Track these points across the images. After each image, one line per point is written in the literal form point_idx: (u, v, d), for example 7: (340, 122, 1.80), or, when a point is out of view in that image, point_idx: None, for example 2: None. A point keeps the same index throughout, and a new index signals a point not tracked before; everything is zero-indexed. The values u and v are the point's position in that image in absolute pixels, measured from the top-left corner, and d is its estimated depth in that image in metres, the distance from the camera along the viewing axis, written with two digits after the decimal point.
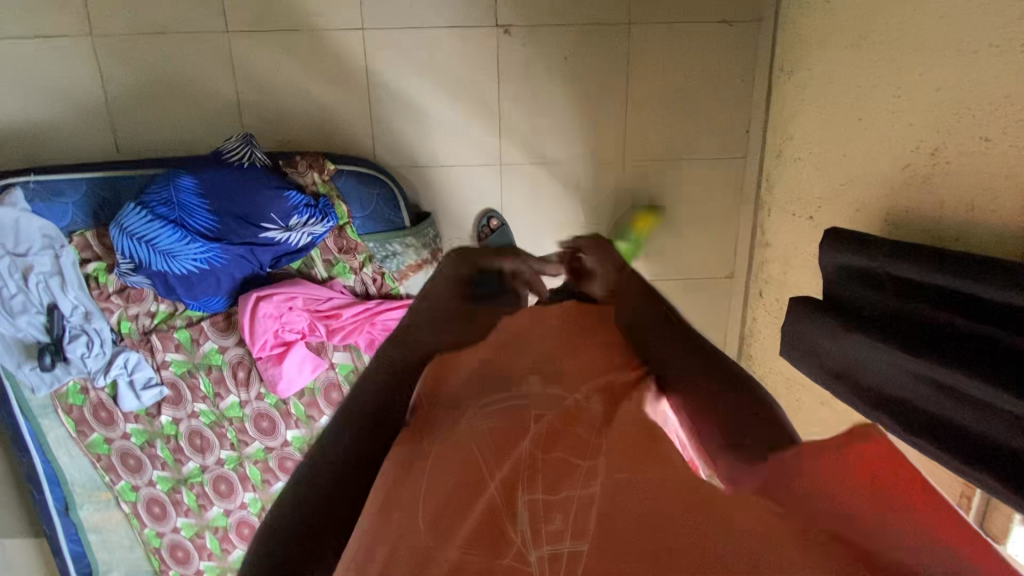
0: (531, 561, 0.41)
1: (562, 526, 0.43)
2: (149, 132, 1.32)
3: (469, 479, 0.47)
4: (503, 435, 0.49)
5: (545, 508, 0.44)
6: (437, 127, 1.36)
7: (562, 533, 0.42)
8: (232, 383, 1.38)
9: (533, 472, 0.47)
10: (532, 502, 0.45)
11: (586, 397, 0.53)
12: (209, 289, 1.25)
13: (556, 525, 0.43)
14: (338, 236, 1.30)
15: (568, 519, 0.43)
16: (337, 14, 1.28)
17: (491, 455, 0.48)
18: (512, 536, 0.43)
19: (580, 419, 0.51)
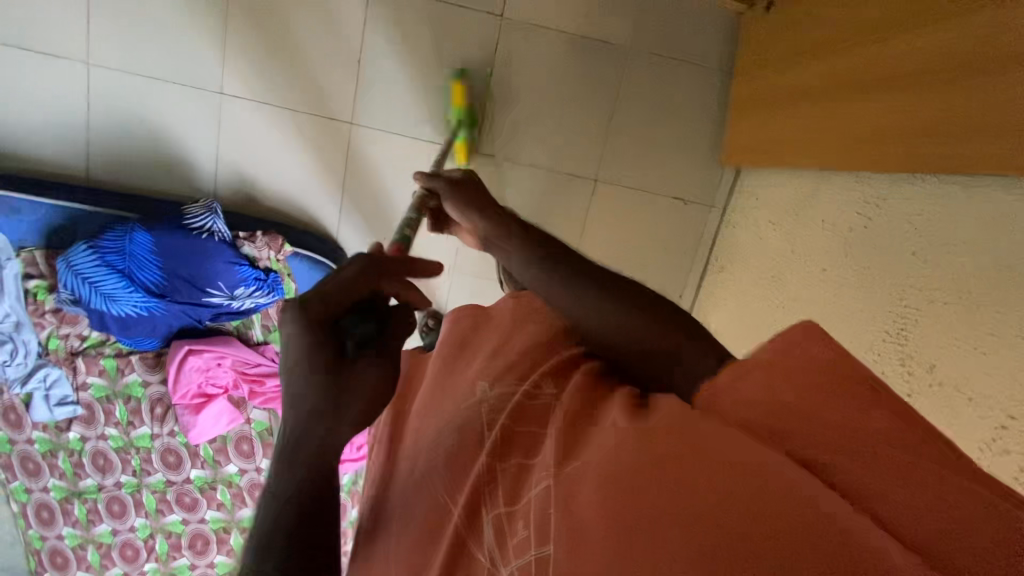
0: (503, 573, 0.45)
1: (524, 532, 0.45)
2: (122, 164, 1.36)
3: (445, 497, 0.54)
4: (461, 453, 0.55)
5: (510, 518, 0.48)
6: (401, 224, 1.44)
7: (524, 542, 0.44)
8: (147, 416, 1.42)
9: (493, 485, 0.51)
10: (496, 517, 0.49)
11: (536, 387, 0.57)
12: (144, 331, 1.30)
13: (521, 533, 0.45)
14: (281, 307, 1.37)
15: (530, 524, 0.45)
16: (329, 103, 1.35)
17: (450, 482, 0.54)
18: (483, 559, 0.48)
19: (528, 425, 0.54)
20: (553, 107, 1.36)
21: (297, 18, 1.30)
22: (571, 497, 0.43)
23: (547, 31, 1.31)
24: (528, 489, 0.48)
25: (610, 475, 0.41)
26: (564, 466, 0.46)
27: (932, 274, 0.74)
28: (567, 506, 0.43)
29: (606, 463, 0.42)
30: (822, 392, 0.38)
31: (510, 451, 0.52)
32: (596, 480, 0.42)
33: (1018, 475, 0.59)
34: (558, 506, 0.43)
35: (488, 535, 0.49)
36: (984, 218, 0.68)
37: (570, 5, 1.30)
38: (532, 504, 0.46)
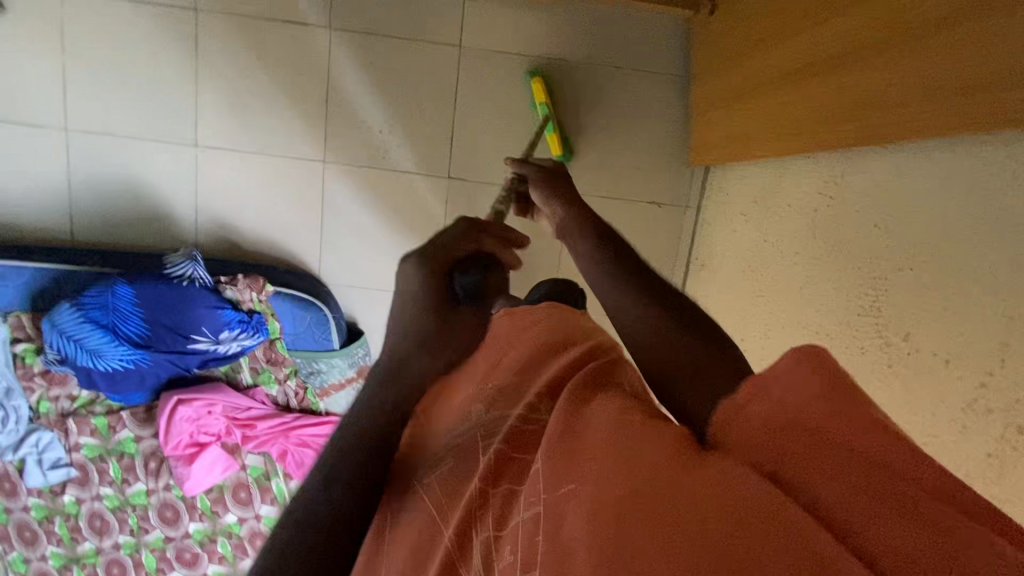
0: None
1: (511, 558, 0.43)
2: (105, 223, 1.39)
3: (439, 521, 0.52)
4: (454, 480, 0.53)
5: (496, 543, 0.46)
6: (381, 255, 1.45)
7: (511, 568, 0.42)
8: (142, 472, 1.40)
9: (484, 509, 0.48)
10: (487, 538, 0.47)
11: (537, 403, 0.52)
12: (132, 385, 1.30)
13: (508, 558, 0.43)
14: (268, 347, 1.36)
15: (517, 551, 0.42)
16: (302, 144, 1.39)
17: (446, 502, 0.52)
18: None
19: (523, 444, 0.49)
20: (519, 127, 1.39)
21: (263, 67, 1.34)
22: (557, 517, 0.40)
23: (507, 55, 1.35)
24: (516, 516, 0.45)
25: (598, 486, 0.38)
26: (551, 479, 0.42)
27: (895, 241, 0.73)
28: (554, 529, 0.39)
29: (591, 482, 0.39)
30: (802, 420, 0.33)
31: (500, 479, 0.49)
32: (582, 497, 0.38)
33: (1004, 433, 0.56)
34: (546, 526, 0.40)
35: (478, 561, 0.46)
36: (936, 177, 0.67)
37: (525, 28, 1.34)
38: (520, 529, 0.43)
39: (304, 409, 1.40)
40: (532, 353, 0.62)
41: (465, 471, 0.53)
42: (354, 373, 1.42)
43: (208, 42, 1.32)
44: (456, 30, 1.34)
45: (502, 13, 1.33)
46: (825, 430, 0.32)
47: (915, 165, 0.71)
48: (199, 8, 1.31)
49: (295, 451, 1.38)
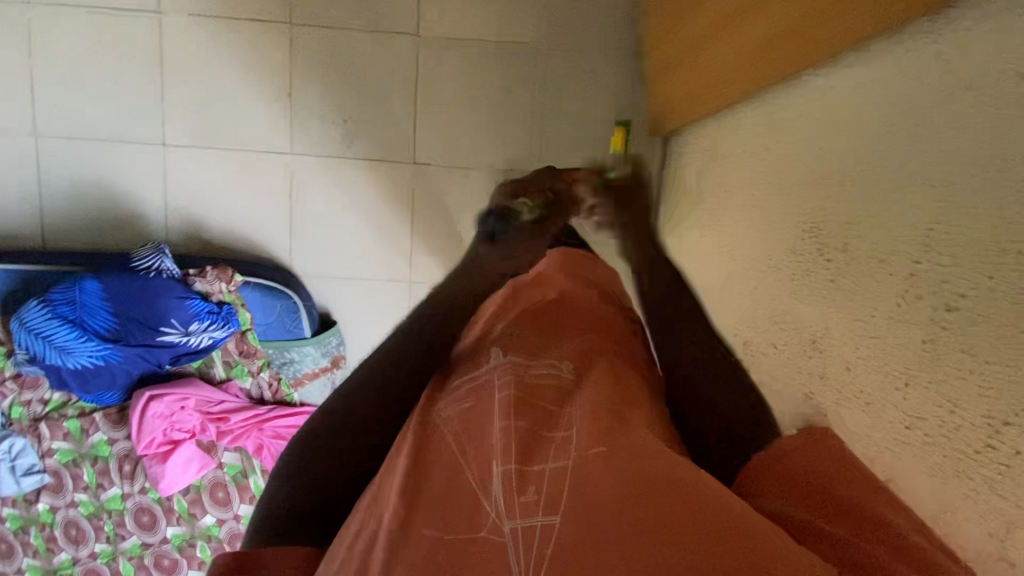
0: (504, 532, 0.55)
1: (534, 496, 0.56)
2: (77, 226, 1.41)
3: (468, 456, 0.62)
4: (490, 418, 0.65)
5: (521, 482, 0.58)
6: (351, 243, 1.46)
7: (533, 505, 0.56)
8: (116, 475, 1.38)
9: (507, 444, 0.62)
10: (508, 470, 0.59)
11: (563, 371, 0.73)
12: (103, 383, 1.29)
13: (530, 497, 0.56)
14: (240, 339, 1.36)
15: (539, 490, 0.57)
16: (267, 138, 1.41)
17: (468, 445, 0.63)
18: (488, 510, 0.57)
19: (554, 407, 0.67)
20: (480, 110, 1.42)
21: (227, 67, 1.38)
22: (584, 480, 0.57)
23: (463, 41, 1.39)
24: (544, 460, 0.60)
25: (623, 465, 0.57)
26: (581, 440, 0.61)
27: (830, 158, 0.74)
28: (582, 482, 0.57)
29: (617, 455, 0.58)
30: (840, 473, 0.57)
31: (526, 421, 0.64)
32: (612, 466, 0.57)
33: (932, 315, 0.57)
34: (573, 481, 0.57)
35: (498, 488, 0.58)
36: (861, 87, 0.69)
37: (479, 14, 1.38)
38: (546, 475, 0.58)
39: (278, 401, 1.39)
40: (563, 348, 0.77)
41: (502, 416, 0.65)
42: (327, 363, 1.40)
43: (173, 45, 1.36)
44: (412, 19, 1.38)
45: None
46: (851, 483, 0.56)
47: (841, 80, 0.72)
48: (163, 14, 1.35)
49: (271, 444, 1.36)
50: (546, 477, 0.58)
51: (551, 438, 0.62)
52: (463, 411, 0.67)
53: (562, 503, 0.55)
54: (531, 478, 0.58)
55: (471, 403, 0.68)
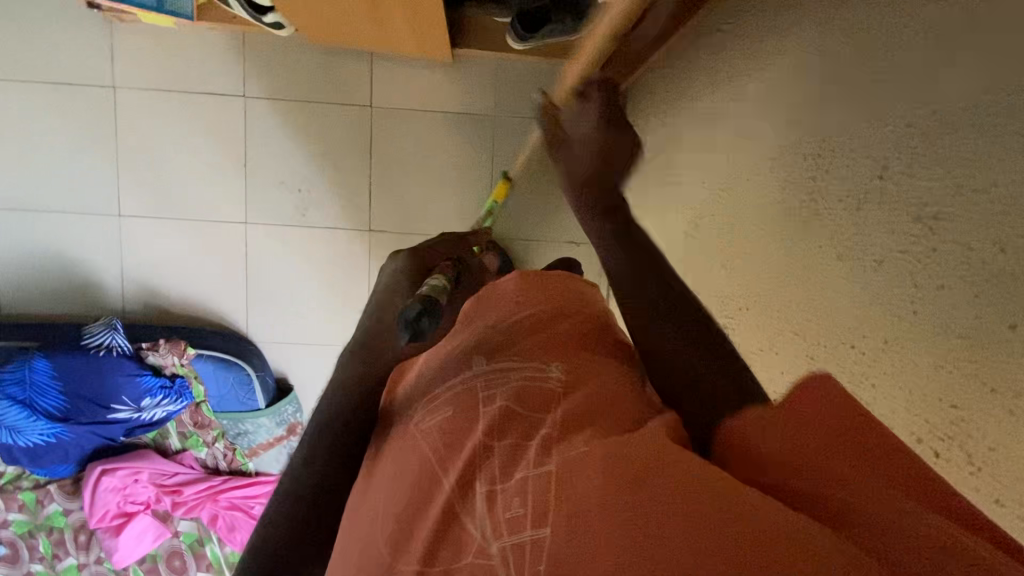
0: (491, 553, 0.40)
1: (520, 509, 0.40)
2: (34, 295, 1.42)
3: (435, 471, 0.47)
4: (457, 422, 0.49)
5: (503, 495, 0.42)
6: (308, 309, 1.47)
7: (520, 517, 0.40)
8: (72, 546, 1.38)
9: (487, 455, 0.45)
10: (488, 489, 0.43)
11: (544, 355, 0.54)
12: (56, 458, 1.30)
13: (515, 510, 0.40)
14: (194, 411, 1.37)
15: (527, 501, 0.40)
16: (224, 208, 1.41)
17: (443, 455, 0.48)
18: (473, 534, 0.42)
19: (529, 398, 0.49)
20: (435, 177, 1.43)
21: (183, 138, 1.38)
22: (574, 487, 0.39)
23: (416, 112, 1.41)
24: (522, 467, 0.43)
25: (616, 460, 0.39)
26: (567, 439, 0.43)
27: (737, 281, 0.76)
28: (570, 486, 0.39)
29: (613, 454, 0.40)
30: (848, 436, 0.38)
31: (502, 424, 0.47)
32: (601, 464, 0.39)
33: None
34: (562, 482, 0.40)
35: (479, 507, 0.43)
36: (760, 218, 0.71)
37: (431, 85, 1.40)
38: (530, 480, 0.42)
39: (234, 471, 1.41)
40: (540, 322, 0.58)
41: (468, 418, 0.49)
42: (283, 431, 1.42)
43: (129, 117, 1.37)
44: (366, 91, 1.39)
45: (408, 72, 1.39)
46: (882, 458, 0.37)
47: (747, 207, 0.74)
48: (117, 87, 1.35)
49: (225, 514, 1.38)
50: (527, 485, 0.41)
51: (531, 440, 0.45)
52: (430, 418, 0.52)
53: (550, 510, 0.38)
54: (511, 493, 0.42)
55: (439, 404, 0.52)
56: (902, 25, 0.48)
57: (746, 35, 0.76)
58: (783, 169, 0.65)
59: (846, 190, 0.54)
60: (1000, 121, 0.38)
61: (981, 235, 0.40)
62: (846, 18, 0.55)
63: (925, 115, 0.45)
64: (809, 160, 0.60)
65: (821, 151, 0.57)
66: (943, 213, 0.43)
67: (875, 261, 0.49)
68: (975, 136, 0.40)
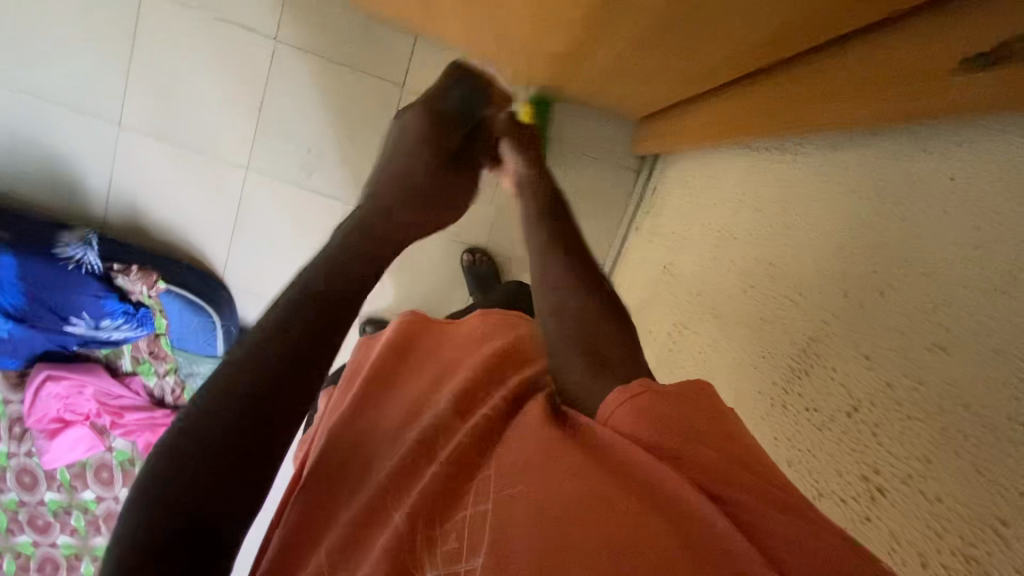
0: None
1: (456, 546, 0.41)
2: (10, 178, 1.36)
3: (388, 501, 0.46)
4: (411, 459, 0.48)
5: (442, 530, 0.42)
6: (287, 266, 1.45)
7: (456, 554, 0.40)
8: (4, 435, 1.40)
9: (428, 494, 0.44)
10: (427, 525, 0.43)
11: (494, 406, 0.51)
12: (3, 353, 1.28)
13: (452, 544, 0.41)
14: (152, 340, 1.37)
15: (464, 537, 0.41)
16: (230, 147, 1.37)
17: (393, 482, 0.47)
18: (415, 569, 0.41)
19: (472, 448, 0.47)
20: None
21: (202, 63, 1.32)
22: (505, 517, 0.40)
23: None
24: (465, 505, 0.43)
25: (542, 508, 0.38)
26: (502, 479, 0.42)
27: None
28: (502, 531, 0.39)
29: (534, 490, 0.40)
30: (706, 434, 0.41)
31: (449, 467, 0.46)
32: (529, 501, 0.39)
33: None
34: (494, 525, 0.40)
35: (419, 547, 0.42)
36: (735, 366, 0.71)
37: None
38: (466, 520, 0.42)
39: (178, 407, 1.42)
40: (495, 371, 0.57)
41: (418, 451, 0.48)
42: None
43: (151, 25, 1.29)
44: (401, 69, 1.34)
45: (448, 64, 1.34)
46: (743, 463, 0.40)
47: (726, 346, 0.75)
48: None
49: None
50: (465, 521, 0.42)
51: (470, 484, 0.44)
52: (391, 449, 0.51)
53: (484, 543, 0.39)
54: (450, 527, 0.42)
55: (393, 443, 0.51)
56: (918, 280, 0.47)
57: (784, 176, 0.74)
58: (769, 338, 0.65)
59: (814, 402, 0.55)
60: (965, 439, 0.39)
61: (907, 533, 0.42)
62: (871, 233, 0.54)
63: (905, 384, 0.45)
64: (794, 350, 0.60)
65: (806, 351, 0.58)
66: (886, 488, 0.45)
67: (815, 489, 0.52)
68: (920, 445, 0.43)
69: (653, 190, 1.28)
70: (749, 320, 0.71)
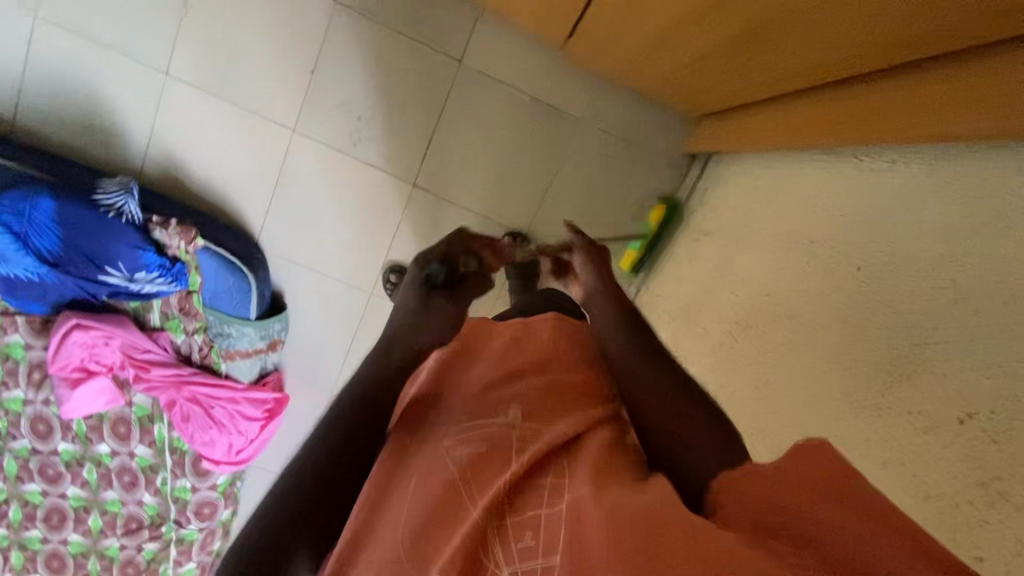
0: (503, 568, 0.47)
1: (531, 543, 0.46)
2: (47, 119, 1.32)
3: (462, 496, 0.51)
4: (482, 457, 0.52)
5: (518, 525, 0.48)
6: (324, 233, 1.42)
7: (531, 551, 0.46)
8: (24, 380, 1.38)
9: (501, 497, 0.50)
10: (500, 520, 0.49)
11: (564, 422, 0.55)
12: (32, 296, 1.26)
13: (526, 543, 0.47)
14: (184, 297, 1.33)
15: (537, 535, 0.47)
16: (277, 107, 1.34)
17: (467, 475, 0.52)
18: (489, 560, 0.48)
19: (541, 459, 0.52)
20: (499, 155, 1.38)
21: (257, 18, 1.29)
22: (579, 525, 0.45)
23: (503, 86, 1.34)
24: (538, 505, 0.49)
25: (616, 514, 0.43)
26: (576, 489, 0.47)
27: (772, 418, 0.77)
28: (578, 532, 0.44)
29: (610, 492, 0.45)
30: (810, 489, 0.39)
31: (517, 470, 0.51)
32: (604, 508, 0.44)
33: None
34: (569, 528, 0.45)
35: (491, 538, 0.48)
36: (816, 365, 0.71)
37: (528, 67, 1.33)
38: (541, 518, 0.47)
39: (204, 366, 1.40)
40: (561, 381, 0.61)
41: (494, 450, 0.53)
42: (263, 346, 1.41)
43: None
44: (461, 44, 1.31)
45: (509, 43, 1.32)
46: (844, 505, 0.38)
47: (804, 347, 0.75)
48: None
49: (186, 405, 1.36)
50: (539, 521, 0.47)
51: (540, 485, 0.50)
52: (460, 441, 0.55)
53: (560, 543, 0.45)
54: (523, 524, 0.48)
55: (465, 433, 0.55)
56: None
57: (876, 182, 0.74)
58: (860, 342, 0.66)
59: (918, 406, 0.56)
60: None
61: None
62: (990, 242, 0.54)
63: None
64: (893, 354, 0.60)
65: (908, 356, 0.59)
66: (1012, 492, 0.46)
67: (922, 490, 0.53)
68: None
69: (706, 190, 1.27)
70: (833, 322, 0.71)
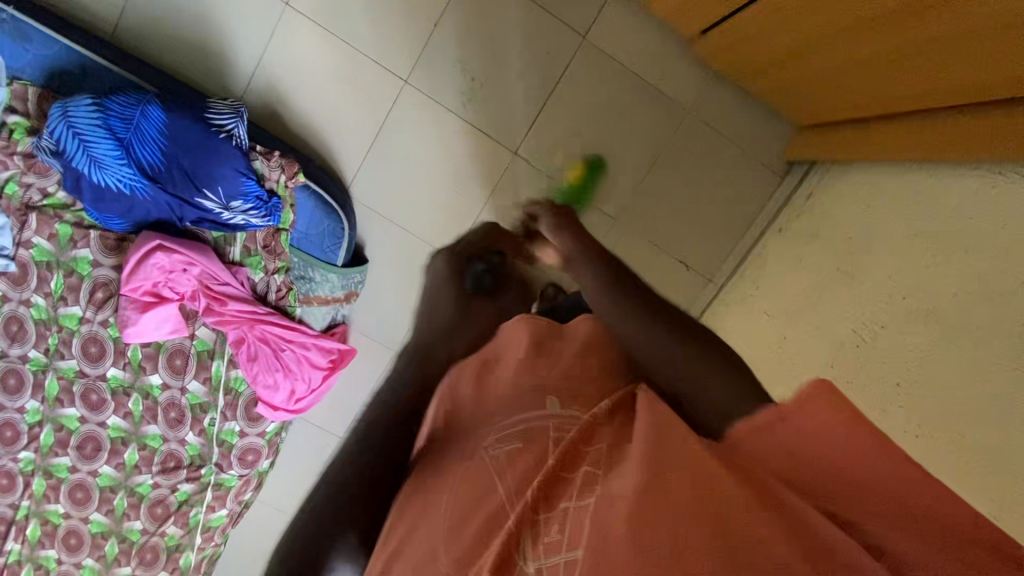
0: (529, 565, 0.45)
1: (558, 537, 0.45)
2: (152, 31, 1.27)
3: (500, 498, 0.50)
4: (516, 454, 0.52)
5: (546, 518, 0.46)
6: (416, 188, 1.40)
7: (557, 545, 0.44)
8: (84, 298, 1.32)
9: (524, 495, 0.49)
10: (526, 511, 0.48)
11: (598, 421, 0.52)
12: (116, 210, 1.20)
13: (555, 535, 0.45)
14: (271, 234, 1.31)
15: (565, 528, 0.45)
16: (392, 55, 1.32)
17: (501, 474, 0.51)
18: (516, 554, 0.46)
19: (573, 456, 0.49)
20: (603, 136, 1.38)
21: None
22: (604, 514, 0.43)
23: (620, 68, 1.35)
24: (566, 499, 0.47)
25: (644, 506, 0.41)
26: (608, 483, 0.45)
27: (936, 410, 0.81)
28: (603, 520, 0.42)
29: (648, 476, 0.42)
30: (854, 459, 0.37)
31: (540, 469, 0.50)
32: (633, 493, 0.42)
33: None
34: (594, 517, 0.43)
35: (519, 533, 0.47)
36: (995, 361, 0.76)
37: (647, 52, 1.34)
38: (571, 510, 0.46)
39: (279, 307, 1.37)
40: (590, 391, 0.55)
41: (530, 452, 0.51)
42: (341, 295, 1.39)
43: None
44: (586, 19, 1.32)
45: (632, 25, 1.33)
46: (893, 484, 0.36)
47: (973, 346, 0.79)
48: None
49: (254, 343, 1.33)
50: (567, 512, 0.46)
51: (570, 477, 0.48)
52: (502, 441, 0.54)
53: (585, 537, 0.43)
54: (552, 517, 0.46)
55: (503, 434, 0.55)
56: None
57: None
58: None
59: None
60: None
61: None
62: None
63: None
64: None
65: None
66: None
67: None
68: None
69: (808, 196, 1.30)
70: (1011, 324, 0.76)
